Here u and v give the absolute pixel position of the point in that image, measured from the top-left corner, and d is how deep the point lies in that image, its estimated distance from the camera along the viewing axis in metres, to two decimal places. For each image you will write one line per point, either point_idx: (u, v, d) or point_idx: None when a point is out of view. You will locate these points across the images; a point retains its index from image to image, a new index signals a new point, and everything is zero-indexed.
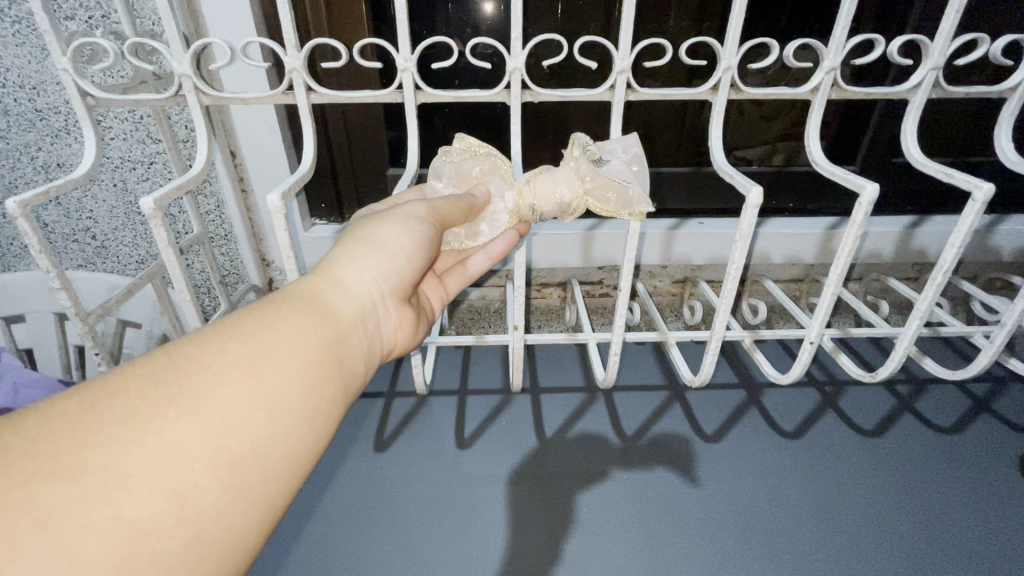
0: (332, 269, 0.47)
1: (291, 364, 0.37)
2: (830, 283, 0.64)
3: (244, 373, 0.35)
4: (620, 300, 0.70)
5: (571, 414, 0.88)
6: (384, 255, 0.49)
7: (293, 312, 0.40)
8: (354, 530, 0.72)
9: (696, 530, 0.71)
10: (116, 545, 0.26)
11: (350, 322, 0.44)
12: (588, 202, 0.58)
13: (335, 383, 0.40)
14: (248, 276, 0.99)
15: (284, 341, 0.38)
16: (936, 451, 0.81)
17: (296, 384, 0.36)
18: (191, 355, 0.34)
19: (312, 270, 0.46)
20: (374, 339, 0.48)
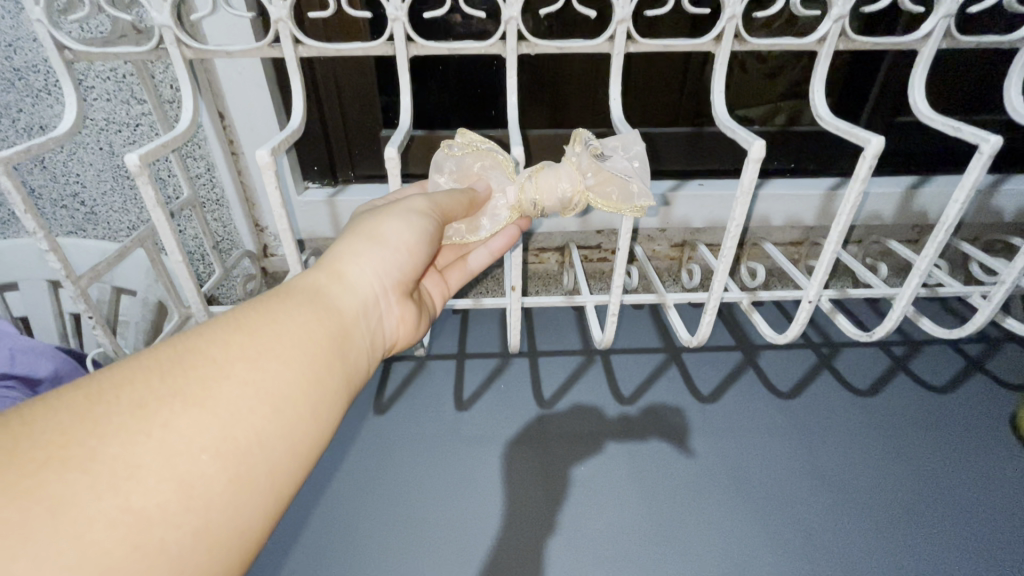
0: (334, 262, 0.46)
1: (295, 358, 0.37)
2: (830, 242, 0.63)
3: (248, 366, 0.35)
4: (619, 260, 0.68)
5: (569, 376, 0.89)
6: (386, 246, 0.48)
7: (297, 306, 0.40)
8: (357, 490, 0.73)
9: (693, 488, 0.73)
10: (124, 535, 0.26)
11: (352, 317, 0.44)
12: (589, 198, 0.56)
13: (338, 377, 0.39)
14: (242, 242, 0.98)
15: (287, 335, 0.38)
16: (927, 408, 0.82)
17: (300, 377, 0.36)
18: (196, 349, 0.34)
19: (314, 264, 0.46)
20: (377, 334, 0.47)
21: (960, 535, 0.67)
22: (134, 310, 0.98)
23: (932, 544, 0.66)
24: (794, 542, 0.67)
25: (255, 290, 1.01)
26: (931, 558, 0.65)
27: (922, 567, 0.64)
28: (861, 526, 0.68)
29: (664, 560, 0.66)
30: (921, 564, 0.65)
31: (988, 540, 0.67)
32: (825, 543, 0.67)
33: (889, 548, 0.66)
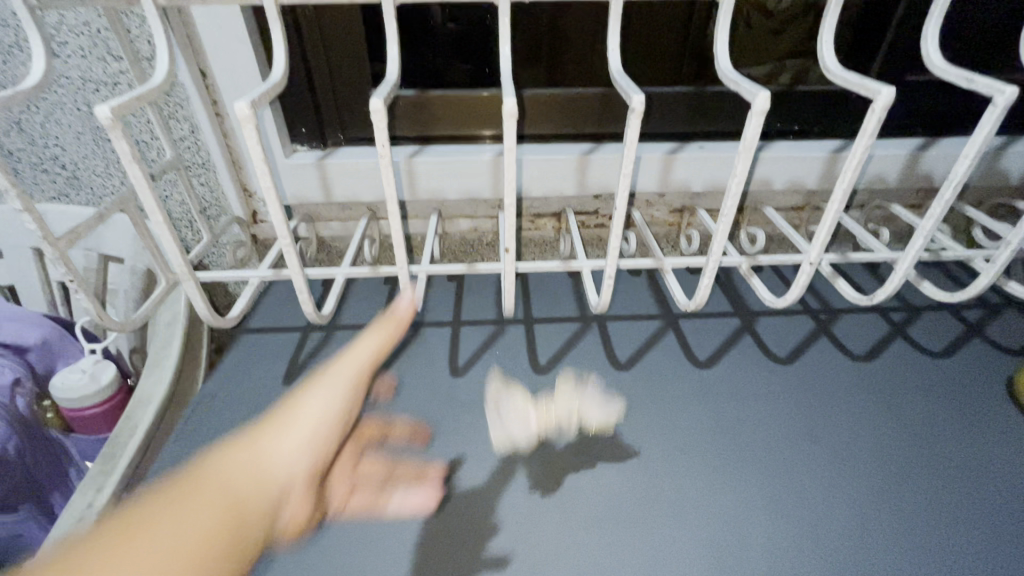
0: (199, 464, 0.47)
1: (180, 539, 0.38)
2: (833, 201, 0.61)
3: (133, 553, 0.35)
4: (618, 218, 0.65)
5: (565, 343, 0.88)
6: (251, 455, 0.51)
7: (193, 502, 0.41)
8: (352, 455, 0.73)
9: (689, 450, 0.73)
10: None
11: (245, 499, 0.45)
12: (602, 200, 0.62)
13: (232, 551, 0.41)
14: (230, 209, 0.95)
15: (176, 520, 0.38)
16: (924, 373, 0.82)
17: (188, 553, 0.37)
18: (79, 553, 0.34)
19: (189, 465, 0.47)
20: (275, 505, 0.48)
21: (954, 495, 0.67)
22: (122, 279, 0.97)
23: (927, 504, 0.67)
24: (790, 502, 0.67)
25: (246, 258, 0.98)
26: (926, 517, 0.65)
27: (917, 525, 0.64)
28: (857, 486, 0.68)
29: (661, 518, 0.66)
30: (915, 522, 0.65)
31: (983, 500, 0.67)
32: (820, 503, 0.67)
33: (885, 507, 0.66)
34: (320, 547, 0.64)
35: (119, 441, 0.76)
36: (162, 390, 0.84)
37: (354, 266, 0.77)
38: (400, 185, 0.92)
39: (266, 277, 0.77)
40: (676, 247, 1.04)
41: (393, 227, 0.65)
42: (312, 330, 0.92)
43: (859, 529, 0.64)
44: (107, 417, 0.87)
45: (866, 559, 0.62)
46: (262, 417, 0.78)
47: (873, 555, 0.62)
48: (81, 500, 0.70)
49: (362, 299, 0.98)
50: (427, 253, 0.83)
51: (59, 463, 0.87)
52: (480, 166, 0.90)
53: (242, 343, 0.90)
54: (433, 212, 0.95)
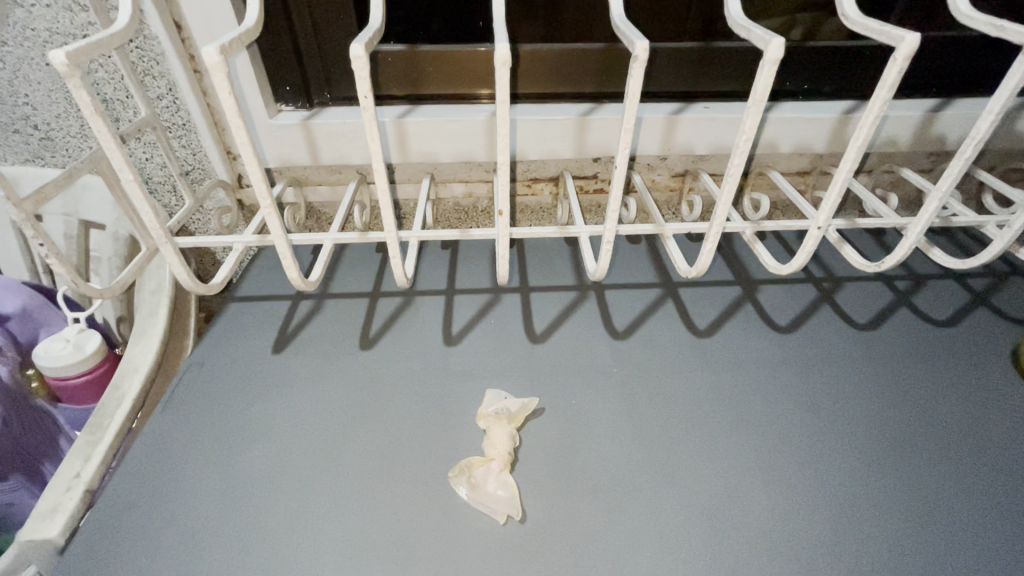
0: None
1: None
2: (846, 161, 0.57)
3: None
4: (617, 176, 0.61)
5: (561, 312, 0.86)
6: None
7: None
8: (344, 424, 0.71)
9: (687, 420, 0.71)
10: None
11: None
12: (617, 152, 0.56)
13: None
14: (215, 172, 0.91)
15: None
16: (928, 343, 0.80)
17: None
18: None
19: None
20: None
21: (954, 464, 0.67)
22: (105, 245, 0.93)
23: (927, 472, 0.66)
24: (789, 469, 0.66)
25: (231, 224, 0.95)
26: (925, 485, 0.65)
27: (915, 494, 0.64)
28: (857, 454, 0.67)
29: (658, 486, 0.65)
30: (914, 490, 0.64)
31: (983, 469, 0.66)
32: (820, 471, 0.66)
33: (884, 475, 0.65)
34: (311, 515, 0.63)
35: (105, 411, 0.75)
36: (149, 359, 0.82)
37: (341, 232, 0.74)
38: (390, 147, 0.88)
39: (251, 243, 0.73)
40: (677, 214, 1.01)
41: (380, 188, 0.61)
42: (302, 299, 0.89)
43: (858, 497, 0.63)
44: (94, 386, 0.85)
45: (865, 526, 0.61)
46: (252, 386, 0.76)
47: (872, 522, 0.61)
48: (67, 470, 0.69)
49: (353, 267, 0.95)
50: (417, 218, 0.80)
51: (47, 433, 0.86)
52: (474, 126, 0.86)
53: (230, 312, 0.87)
54: (426, 176, 0.91)
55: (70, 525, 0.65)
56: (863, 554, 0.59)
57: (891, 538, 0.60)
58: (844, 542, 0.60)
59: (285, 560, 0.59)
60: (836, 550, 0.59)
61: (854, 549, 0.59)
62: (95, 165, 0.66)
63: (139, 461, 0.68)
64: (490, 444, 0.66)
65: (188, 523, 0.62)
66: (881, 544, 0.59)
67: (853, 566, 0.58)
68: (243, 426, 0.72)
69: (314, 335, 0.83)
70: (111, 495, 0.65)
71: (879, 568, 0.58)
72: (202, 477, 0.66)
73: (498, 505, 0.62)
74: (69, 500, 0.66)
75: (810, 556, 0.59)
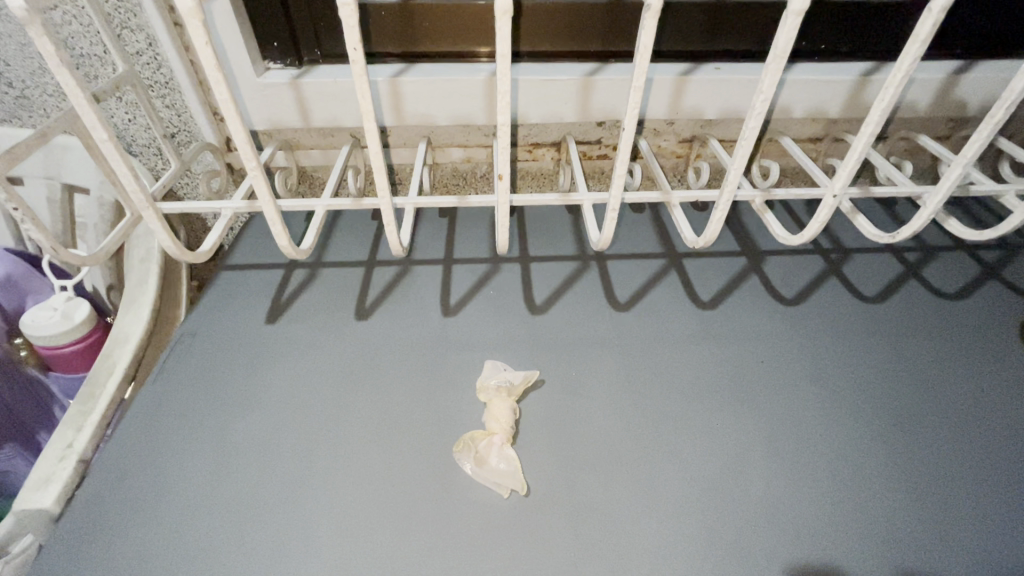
0: None
1: None
2: (868, 125, 0.54)
3: None
4: (625, 138, 0.57)
5: (562, 282, 0.84)
6: None
7: None
8: (339, 396, 0.70)
9: (689, 392, 0.70)
10: None
11: None
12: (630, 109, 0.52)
13: None
14: (201, 134, 0.87)
15: None
16: (936, 316, 0.79)
17: None
18: None
19: None
20: None
21: (957, 440, 0.66)
22: (89, 210, 0.90)
23: (929, 447, 0.65)
24: (789, 443, 0.65)
25: (221, 188, 0.91)
26: (927, 460, 0.64)
27: (917, 468, 0.63)
28: (857, 429, 0.67)
29: (657, 459, 0.64)
30: (915, 465, 0.64)
31: (986, 444, 0.66)
32: (821, 445, 0.65)
33: (886, 450, 0.65)
34: (307, 486, 0.62)
35: (97, 381, 0.74)
36: (140, 329, 0.80)
37: (334, 198, 0.71)
38: (384, 109, 0.84)
39: (240, 209, 0.70)
40: (683, 181, 0.98)
41: (372, 150, 0.57)
42: (296, 268, 0.87)
43: (859, 471, 0.63)
44: (85, 355, 0.84)
45: (864, 500, 0.61)
46: (245, 356, 0.75)
47: (871, 496, 0.61)
48: (60, 439, 0.68)
49: (349, 236, 0.92)
50: (414, 184, 0.76)
51: (41, 402, 0.85)
52: (473, 86, 0.82)
53: (221, 280, 0.85)
54: (422, 140, 0.87)
55: (64, 495, 0.64)
56: (861, 528, 0.59)
57: (890, 512, 0.60)
58: (842, 515, 0.60)
59: (281, 531, 0.59)
60: (835, 524, 0.59)
61: (853, 524, 0.59)
62: (68, 123, 0.61)
63: (131, 431, 0.67)
64: (491, 417, 0.65)
65: (183, 493, 0.62)
66: (879, 517, 0.59)
67: (851, 540, 0.58)
68: (237, 397, 0.70)
69: (309, 305, 0.81)
70: (104, 465, 0.64)
71: (876, 542, 0.58)
72: (196, 448, 0.66)
73: (501, 478, 0.61)
74: (62, 469, 0.65)
75: (808, 530, 0.58)
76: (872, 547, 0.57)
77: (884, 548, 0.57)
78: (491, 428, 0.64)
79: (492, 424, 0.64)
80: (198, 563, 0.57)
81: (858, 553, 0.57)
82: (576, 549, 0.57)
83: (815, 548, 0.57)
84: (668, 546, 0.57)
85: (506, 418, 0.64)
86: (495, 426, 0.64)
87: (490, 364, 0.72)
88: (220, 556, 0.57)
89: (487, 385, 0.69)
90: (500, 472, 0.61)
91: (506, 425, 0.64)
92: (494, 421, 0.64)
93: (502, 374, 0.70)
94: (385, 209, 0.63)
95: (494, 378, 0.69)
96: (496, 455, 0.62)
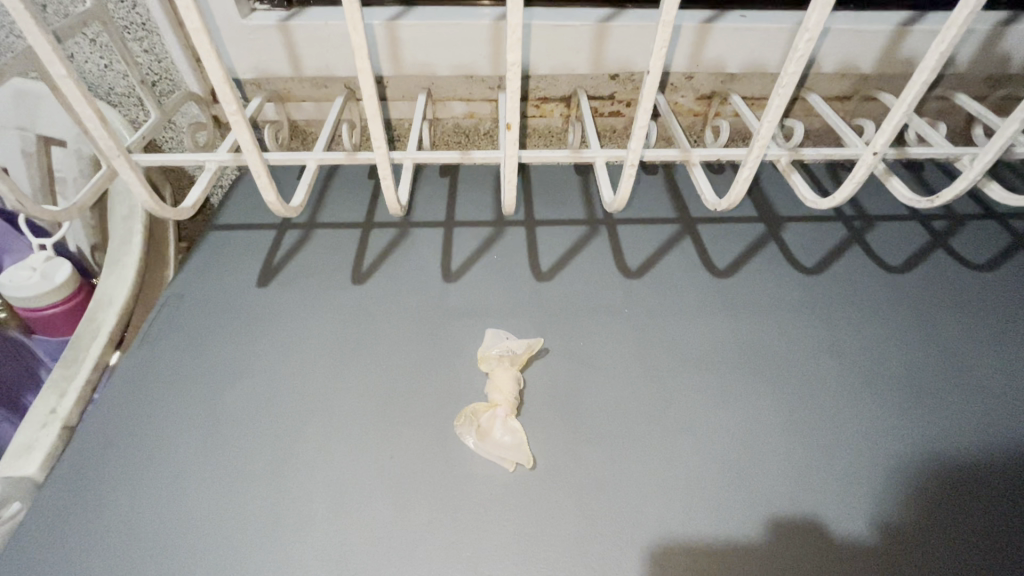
0: None
1: None
2: (921, 72, 0.47)
3: None
4: (648, 85, 0.48)
5: (569, 248, 0.79)
6: None
7: None
8: (335, 363, 0.67)
9: (702, 365, 0.67)
10: None
11: None
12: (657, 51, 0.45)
13: None
14: (185, 84, 0.81)
15: None
16: (964, 288, 0.75)
17: None
18: None
19: None
20: None
21: (980, 414, 0.63)
22: (68, 164, 0.85)
23: (951, 422, 0.62)
24: (806, 418, 0.63)
25: (207, 143, 0.86)
26: (948, 434, 0.61)
27: (937, 444, 0.61)
28: (877, 403, 0.64)
29: (667, 432, 0.61)
30: (936, 439, 0.61)
31: (1010, 419, 0.63)
32: (840, 422, 0.62)
33: (906, 424, 0.62)
34: (302, 455, 0.59)
35: (80, 345, 0.71)
36: (125, 291, 0.77)
37: (326, 152, 0.65)
38: (381, 58, 0.78)
39: (226, 162, 0.65)
40: (699, 141, 0.92)
41: (367, 94, 0.48)
42: (289, 228, 0.82)
43: (877, 446, 0.60)
44: (68, 317, 0.81)
45: (883, 479, 0.58)
46: (236, 320, 0.71)
47: (890, 474, 0.58)
48: (43, 404, 0.65)
49: (344, 195, 0.87)
50: (413, 138, 0.71)
51: (25, 366, 0.82)
52: (477, 32, 0.75)
53: (210, 241, 0.81)
54: (422, 92, 0.81)
55: (48, 462, 0.62)
56: (877, 502, 0.57)
57: (907, 486, 0.58)
58: (858, 490, 0.57)
59: (274, 501, 0.56)
60: (851, 498, 0.57)
61: (868, 498, 0.57)
62: (28, 62, 0.56)
63: (116, 396, 0.64)
64: (493, 388, 0.62)
65: (172, 461, 0.59)
66: (895, 492, 0.57)
67: (865, 514, 0.56)
68: (227, 362, 0.67)
69: (302, 267, 0.77)
70: (88, 431, 0.61)
71: (892, 517, 0.56)
72: (184, 414, 0.63)
73: (506, 452, 0.58)
74: (45, 435, 0.63)
75: (822, 504, 0.56)
76: (887, 521, 0.56)
77: (899, 523, 0.55)
78: (494, 399, 0.61)
79: (495, 396, 0.61)
80: (188, 533, 0.55)
81: (872, 527, 0.55)
82: (582, 524, 0.55)
83: (829, 522, 0.55)
84: (677, 522, 0.55)
85: (509, 389, 0.61)
86: (498, 397, 0.61)
87: (491, 333, 0.68)
88: (211, 525, 0.55)
89: (488, 355, 0.65)
90: (505, 445, 0.59)
91: (510, 396, 0.61)
92: (497, 392, 0.61)
93: (504, 343, 0.66)
94: (382, 165, 0.56)
95: (495, 348, 0.66)
96: (500, 427, 0.59)
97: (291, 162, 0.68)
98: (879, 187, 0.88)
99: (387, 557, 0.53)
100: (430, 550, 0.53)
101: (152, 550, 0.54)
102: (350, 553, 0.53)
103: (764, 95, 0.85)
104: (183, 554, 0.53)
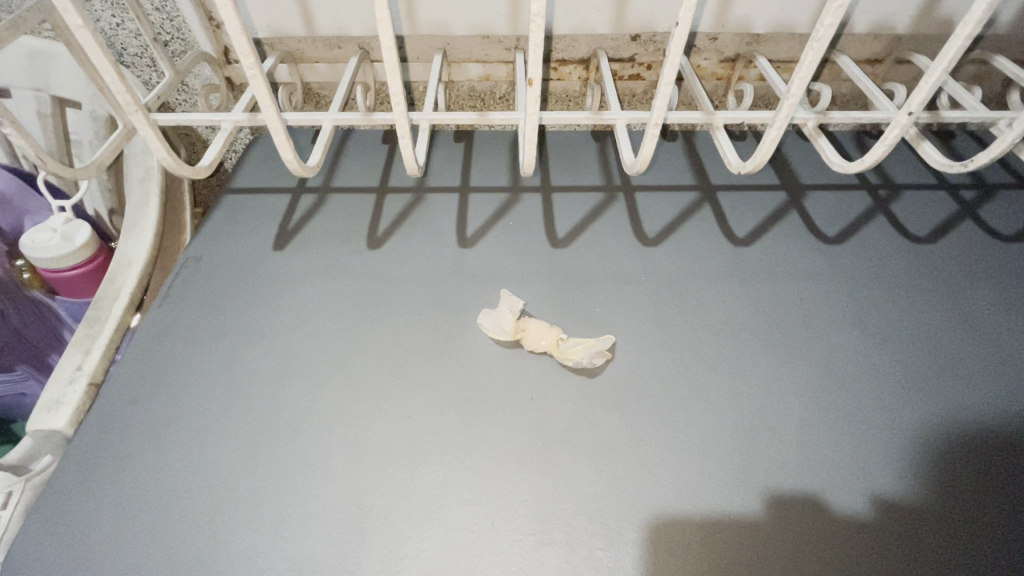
0: None
1: None
2: (966, 24, 0.43)
3: None
4: (677, 39, 0.46)
5: (586, 213, 0.79)
6: None
7: None
8: (352, 324, 0.68)
9: (719, 333, 0.67)
10: None
11: None
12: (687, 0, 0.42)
13: None
14: (198, 43, 0.80)
15: None
16: (991, 259, 0.73)
17: None
18: None
19: None
20: None
21: (1001, 399, 0.61)
22: (83, 127, 0.86)
23: (970, 405, 0.61)
24: (823, 398, 0.62)
25: (220, 104, 0.85)
26: (965, 416, 0.60)
27: (951, 425, 0.60)
28: (894, 383, 0.63)
29: (683, 398, 0.61)
30: (950, 420, 0.60)
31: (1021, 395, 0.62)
32: (860, 408, 0.61)
33: (913, 398, 0.62)
34: (322, 414, 0.61)
35: (104, 304, 0.72)
36: (144, 253, 0.78)
37: (342, 111, 0.64)
38: (397, 15, 0.77)
39: (241, 122, 0.63)
40: (721, 105, 0.89)
41: (385, 46, 0.46)
42: (304, 192, 0.82)
43: (888, 429, 0.59)
44: (87, 279, 0.82)
45: (904, 472, 0.57)
46: (254, 283, 0.72)
47: (911, 472, 0.57)
48: (68, 362, 0.67)
49: (358, 159, 0.86)
50: (430, 98, 0.69)
51: (51, 328, 0.86)
52: None
53: (226, 203, 0.81)
54: (439, 53, 0.79)
55: (76, 417, 0.64)
56: (885, 481, 0.56)
57: (915, 466, 0.57)
58: (864, 466, 0.57)
59: (297, 459, 0.58)
60: (855, 473, 0.57)
61: (873, 472, 0.57)
62: (43, 16, 0.55)
63: (139, 354, 0.66)
64: (541, 338, 0.63)
65: (195, 417, 0.61)
66: (903, 471, 0.57)
67: (868, 490, 0.56)
68: (246, 324, 0.68)
69: (317, 232, 0.77)
70: (112, 387, 0.63)
71: (897, 495, 0.56)
72: (204, 373, 0.64)
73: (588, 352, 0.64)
74: (73, 392, 0.65)
75: (834, 492, 0.56)
76: (888, 497, 0.55)
77: (902, 500, 0.55)
78: (550, 339, 0.63)
79: (548, 338, 0.63)
80: (212, 487, 0.56)
81: (873, 502, 0.55)
82: (597, 486, 0.56)
83: (834, 498, 0.55)
84: (692, 484, 0.56)
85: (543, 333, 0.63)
86: (552, 333, 0.63)
87: (484, 320, 0.65)
88: (235, 478, 0.57)
89: (510, 325, 0.63)
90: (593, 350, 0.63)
91: (553, 328, 0.64)
92: (546, 334, 0.63)
93: (502, 309, 0.65)
94: (400, 122, 0.54)
95: (506, 319, 0.64)
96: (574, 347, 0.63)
97: (308, 123, 0.67)
98: (908, 155, 0.85)
99: (408, 514, 0.54)
100: (446, 510, 0.55)
101: (177, 503, 0.55)
102: (370, 509, 0.55)
103: (791, 58, 0.82)
104: (206, 507, 0.55)
